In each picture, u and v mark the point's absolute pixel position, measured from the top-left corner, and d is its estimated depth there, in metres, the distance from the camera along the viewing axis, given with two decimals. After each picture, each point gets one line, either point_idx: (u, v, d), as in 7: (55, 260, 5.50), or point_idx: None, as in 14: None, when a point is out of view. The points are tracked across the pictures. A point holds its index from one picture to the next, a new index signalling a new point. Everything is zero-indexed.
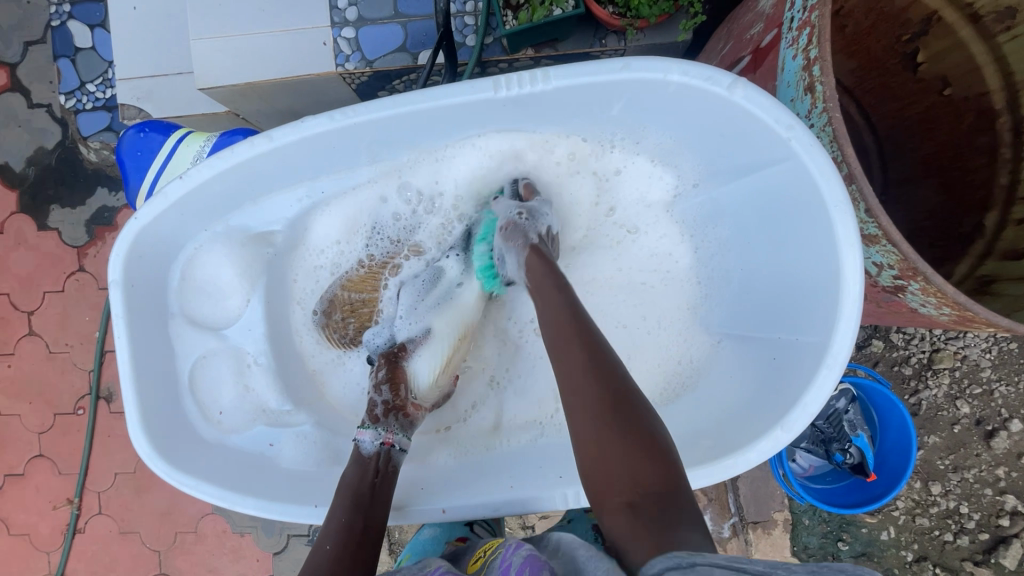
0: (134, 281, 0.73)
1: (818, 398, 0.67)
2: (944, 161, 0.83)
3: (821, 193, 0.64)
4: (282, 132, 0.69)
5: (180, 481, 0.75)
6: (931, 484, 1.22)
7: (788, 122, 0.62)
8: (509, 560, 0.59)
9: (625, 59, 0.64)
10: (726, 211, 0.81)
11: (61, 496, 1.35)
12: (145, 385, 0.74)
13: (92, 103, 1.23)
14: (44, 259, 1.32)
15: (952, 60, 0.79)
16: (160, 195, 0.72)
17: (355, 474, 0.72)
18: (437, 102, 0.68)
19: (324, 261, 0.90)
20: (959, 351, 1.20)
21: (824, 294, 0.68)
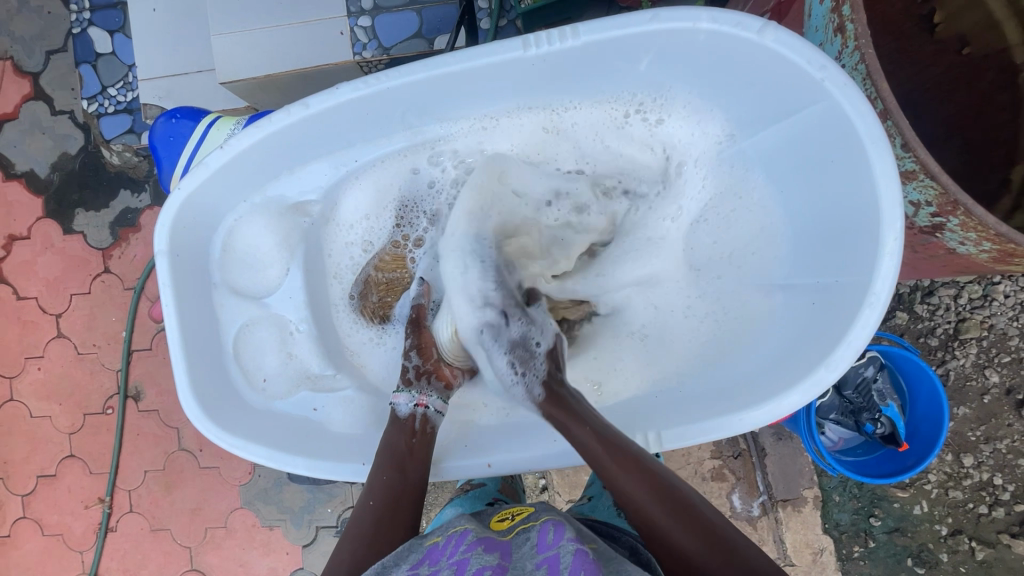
0: (179, 251, 0.75)
1: (862, 333, 0.67)
2: (968, 119, 0.82)
3: (855, 128, 0.64)
4: (318, 99, 0.71)
5: (230, 442, 0.77)
6: (963, 456, 1.20)
7: (822, 62, 0.63)
8: (552, 569, 0.55)
9: (654, 11, 0.67)
10: (772, 159, 0.78)
11: (92, 496, 1.36)
12: (195, 351, 0.77)
13: (113, 106, 1.27)
14: (70, 262, 1.35)
15: (969, 17, 0.80)
16: (200, 166, 0.73)
17: (394, 432, 0.77)
18: (470, 64, 0.70)
19: (355, 237, 0.88)
20: (986, 319, 1.18)
21: (867, 234, 0.68)
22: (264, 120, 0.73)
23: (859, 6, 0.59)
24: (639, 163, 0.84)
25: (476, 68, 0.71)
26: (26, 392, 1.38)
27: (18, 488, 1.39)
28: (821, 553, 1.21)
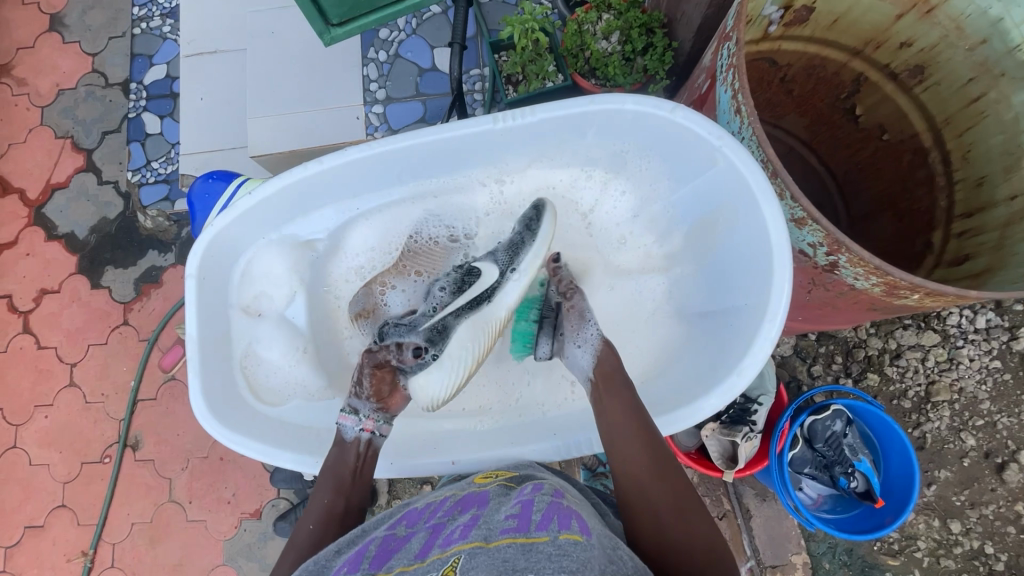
0: (206, 276, 0.84)
1: (760, 351, 0.73)
2: (896, 195, 0.94)
3: (747, 182, 0.71)
4: (330, 157, 0.83)
5: (233, 440, 0.82)
6: (950, 522, 1.19)
7: (718, 132, 0.71)
8: (525, 506, 0.60)
9: (590, 97, 0.78)
10: (686, 208, 0.89)
11: (76, 548, 1.36)
12: (208, 362, 0.83)
13: (154, 177, 1.45)
14: (92, 314, 1.46)
15: (884, 110, 0.93)
16: (230, 209, 0.84)
17: (337, 453, 0.82)
18: (453, 132, 0.81)
19: (359, 266, 0.99)
20: (955, 382, 1.24)
21: (761, 265, 0.74)
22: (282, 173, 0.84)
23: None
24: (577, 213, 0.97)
25: (457, 135, 0.82)
26: (29, 440, 1.42)
27: (5, 539, 1.40)
28: None
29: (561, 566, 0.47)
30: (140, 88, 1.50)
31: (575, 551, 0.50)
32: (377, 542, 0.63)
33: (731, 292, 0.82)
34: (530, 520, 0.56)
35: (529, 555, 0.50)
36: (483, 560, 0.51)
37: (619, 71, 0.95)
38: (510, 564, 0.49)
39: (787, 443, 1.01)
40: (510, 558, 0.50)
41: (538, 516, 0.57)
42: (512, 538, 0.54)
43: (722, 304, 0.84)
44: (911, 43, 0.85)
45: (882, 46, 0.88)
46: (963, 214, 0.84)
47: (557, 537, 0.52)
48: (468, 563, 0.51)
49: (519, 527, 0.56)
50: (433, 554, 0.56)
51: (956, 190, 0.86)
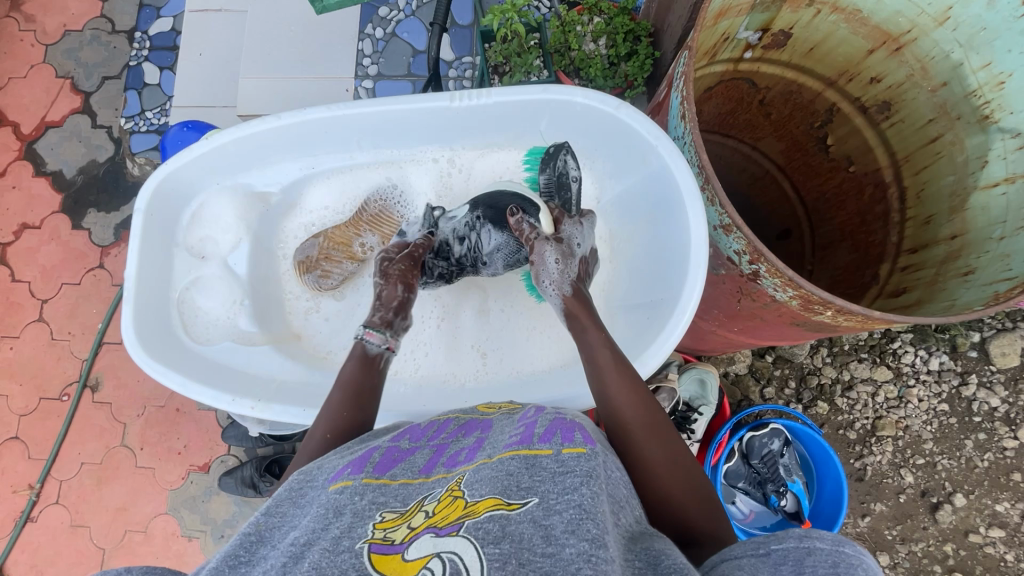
0: (154, 212, 0.86)
1: (664, 347, 0.74)
2: (855, 226, 0.97)
3: (677, 182, 0.73)
4: (289, 114, 0.85)
5: (148, 365, 0.82)
6: (879, 554, 1.22)
7: (655, 131, 0.75)
8: (528, 424, 0.56)
9: (545, 85, 0.82)
10: (626, 206, 0.91)
11: (23, 481, 1.37)
12: (144, 292, 0.86)
13: (147, 126, 1.46)
14: (69, 254, 1.47)
15: (852, 142, 0.96)
16: (186, 150, 0.86)
17: (355, 368, 0.70)
18: (408, 105, 0.85)
19: (310, 221, 1.00)
20: (901, 420, 1.26)
21: (680, 263, 0.76)
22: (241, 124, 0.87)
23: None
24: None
25: (411, 108, 0.86)
26: None
27: None
28: None
29: (564, 483, 0.44)
30: (144, 38, 1.52)
31: (579, 464, 0.46)
32: (380, 450, 0.57)
33: (655, 290, 0.83)
34: (532, 436, 0.53)
35: (533, 470, 0.47)
36: (488, 473, 0.48)
37: (600, 73, 0.98)
38: (514, 478, 0.46)
39: (723, 456, 1.04)
40: (512, 471, 0.47)
41: (541, 430, 0.53)
42: (513, 451, 0.50)
43: (642, 302, 0.85)
44: (880, 79, 0.88)
45: (854, 79, 0.91)
46: (909, 250, 0.87)
47: (559, 452, 0.48)
48: (474, 477, 0.49)
49: (522, 442, 0.52)
50: (439, 473, 0.54)
51: (907, 226, 0.88)
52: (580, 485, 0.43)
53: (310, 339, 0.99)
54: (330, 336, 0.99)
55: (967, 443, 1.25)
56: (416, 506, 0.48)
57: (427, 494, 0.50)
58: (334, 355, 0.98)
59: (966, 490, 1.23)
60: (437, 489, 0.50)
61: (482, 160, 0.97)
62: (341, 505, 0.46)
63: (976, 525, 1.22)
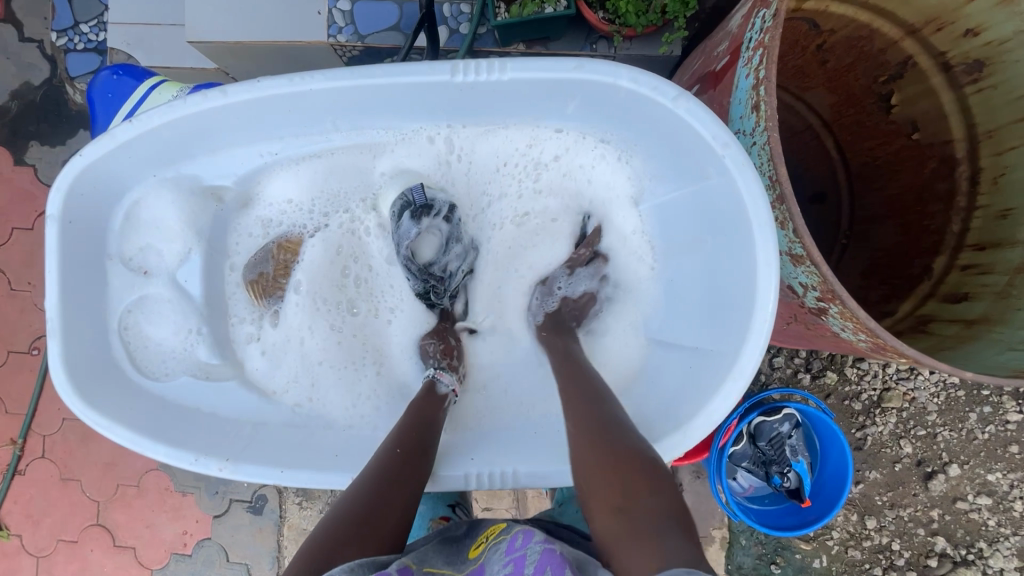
0: (73, 219, 0.72)
1: (723, 405, 0.68)
2: (906, 204, 0.85)
3: (748, 208, 0.62)
4: (237, 89, 0.69)
5: (89, 416, 0.73)
6: (867, 518, 1.24)
7: (724, 139, 0.61)
8: (518, 564, 0.57)
9: (579, 60, 0.66)
10: (671, 220, 0.81)
11: (5, 436, 1.33)
12: (73, 320, 0.74)
13: (84, 44, 1.23)
14: (16, 194, 1.31)
15: (923, 105, 0.81)
16: (106, 137, 0.70)
17: (421, 399, 0.78)
18: (392, 80, 0.68)
19: (267, 218, 0.86)
20: (908, 392, 1.23)
21: (741, 308, 0.69)
22: (176, 101, 0.70)
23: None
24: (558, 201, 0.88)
25: (400, 84, 0.69)
26: None
27: None
28: None
29: None
30: None
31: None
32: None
33: (705, 330, 0.75)
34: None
35: None
36: None
37: (632, 7, 0.80)
38: None
39: (730, 440, 1.01)
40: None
41: (532, 569, 0.55)
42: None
43: (693, 339, 0.77)
44: (980, 32, 0.72)
45: (944, 28, 0.75)
46: (974, 244, 0.78)
47: None
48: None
49: None
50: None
51: (973, 215, 0.79)
52: None
53: (256, 367, 0.86)
54: (271, 372, 0.86)
55: (971, 416, 1.23)
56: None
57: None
58: (283, 393, 0.86)
59: (961, 460, 1.23)
60: None
61: (505, 148, 0.84)
62: None
63: (964, 493, 1.24)
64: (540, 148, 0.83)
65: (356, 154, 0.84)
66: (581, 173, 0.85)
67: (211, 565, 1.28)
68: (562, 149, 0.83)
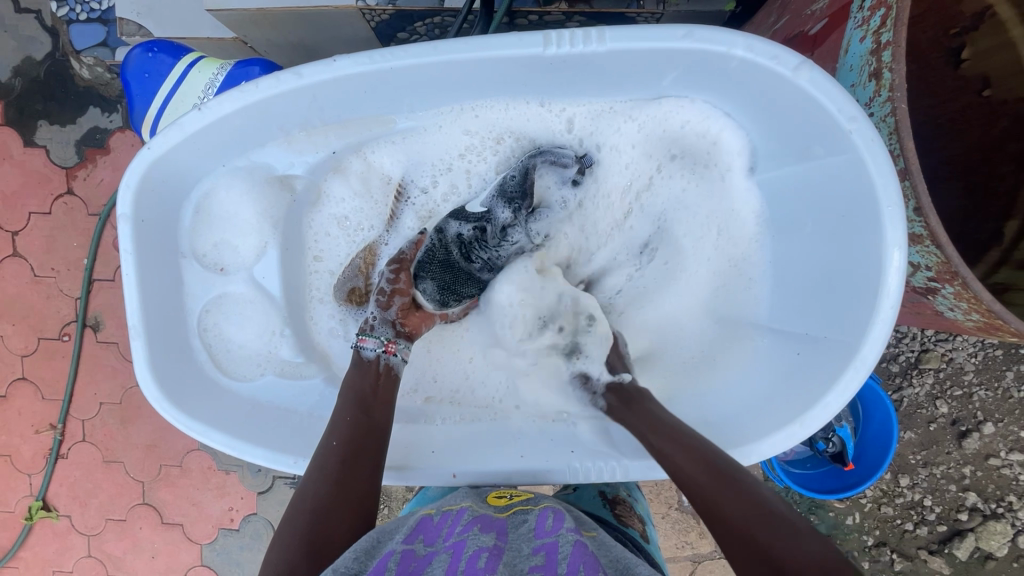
0: (145, 216, 0.71)
1: (842, 399, 0.66)
2: (972, 165, 0.81)
3: (874, 187, 0.62)
4: (312, 69, 0.66)
5: (184, 423, 0.73)
6: (900, 477, 1.27)
7: (852, 112, 0.60)
8: (550, 552, 0.54)
9: (688, 27, 0.63)
10: (772, 201, 0.78)
11: (44, 421, 1.34)
12: (155, 328, 0.73)
13: (86, 14, 1.18)
14: (30, 177, 1.26)
15: (997, 59, 0.78)
16: (175, 125, 0.68)
17: (356, 376, 0.74)
18: (478, 53, 0.65)
19: (343, 216, 0.84)
20: (947, 353, 1.22)
21: (864, 294, 0.66)
22: (246, 85, 0.68)
23: (901, 55, 0.54)
24: (643, 181, 0.83)
25: (486, 58, 0.66)
26: None
27: None
28: None
29: None
30: None
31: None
32: (396, 557, 0.53)
33: (816, 320, 0.73)
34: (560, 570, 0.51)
35: None
36: None
37: None
38: None
39: None
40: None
41: (564, 567, 0.50)
42: None
43: (802, 328, 0.75)
44: None
45: None
46: None
47: None
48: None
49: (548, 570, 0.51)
50: None
51: None
52: None
53: (341, 359, 0.85)
54: None
55: (1008, 374, 1.23)
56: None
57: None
58: None
59: (996, 419, 1.24)
60: None
61: (588, 126, 0.79)
62: None
63: (997, 449, 1.25)
64: (637, 125, 0.78)
65: (438, 136, 0.80)
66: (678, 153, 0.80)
67: (259, 537, 1.31)
68: (650, 127, 0.78)
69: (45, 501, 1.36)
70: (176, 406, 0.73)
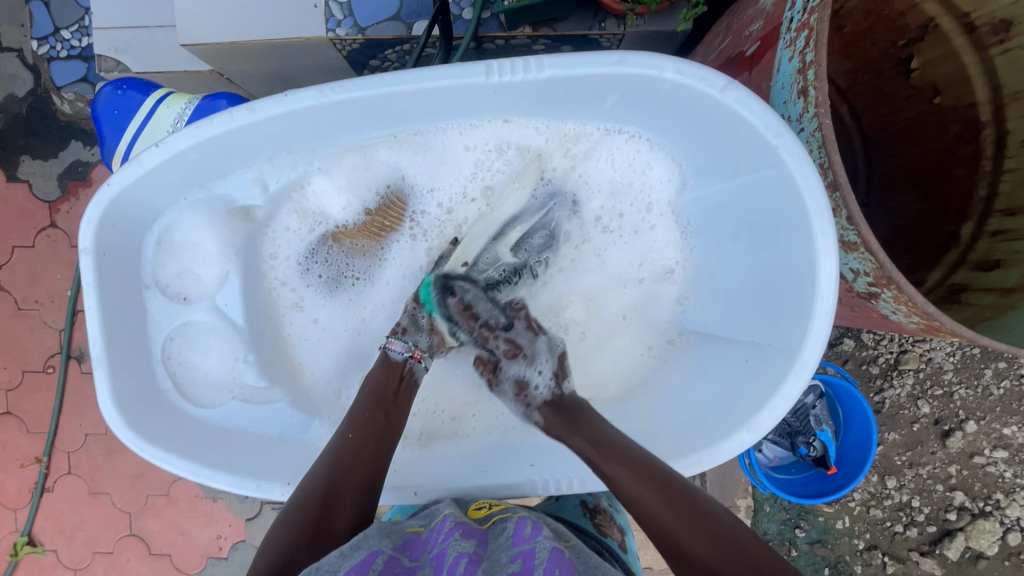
0: (106, 249, 0.71)
1: (785, 401, 0.68)
2: (928, 170, 0.85)
3: (805, 200, 0.64)
4: (266, 104, 0.68)
5: (151, 454, 0.73)
6: (887, 478, 1.27)
7: (778, 129, 0.62)
8: (528, 558, 0.54)
9: (621, 53, 0.65)
10: (718, 214, 0.81)
11: (29, 455, 1.33)
12: (118, 359, 0.73)
13: (66, 51, 1.19)
14: (13, 212, 1.27)
15: (944, 68, 0.80)
16: (133, 163, 0.69)
17: (380, 373, 0.77)
18: (426, 84, 0.67)
19: (316, 229, 0.86)
20: (925, 353, 1.24)
21: (801, 301, 0.69)
22: (204, 122, 0.69)
23: (823, 72, 0.56)
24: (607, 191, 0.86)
25: (434, 88, 0.68)
26: None
27: None
28: None
29: None
30: None
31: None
32: (379, 562, 0.53)
33: (757, 326, 0.76)
34: None
35: None
36: None
37: None
38: None
39: None
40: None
41: (541, 573, 0.51)
42: None
43: (747, 336, 0.77)
44: None
45: None
46: (1002, 209, 0.78)
47: None
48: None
49: None
50: None
51: (1001, 178, 0.79)
52: None
53: (307, 379, 0.87)
54: (332, 381, 0.88)
55: (987, 372, 1.24)
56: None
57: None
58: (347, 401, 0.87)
59: (977, 417, 1.25)
60: None
61: (552, 140, 0.82)
62: None
63: (981, 448, 1.26)
64: (603, 133, 0.81)
65: (416, 156, 0.83)
66: (631, 168, 0.83)
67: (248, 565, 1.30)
68: (613, 140, 0.81)
69: (30, 536, 1.34)
70: (141, 434, 0.73)
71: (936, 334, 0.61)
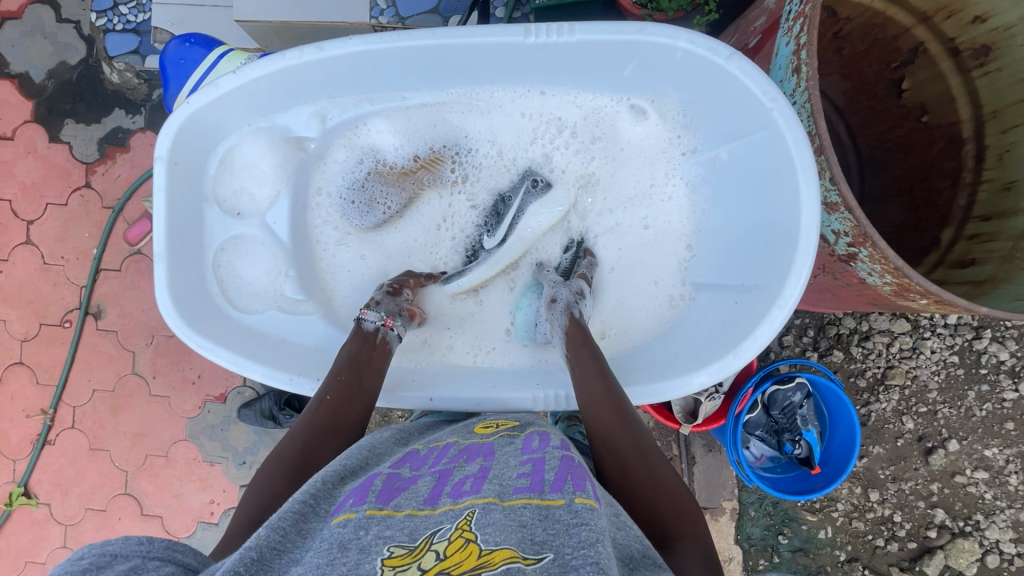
0: (178, 160, 0.79)
1: (768, 333, 0.74)
2: (915, 182, 0.91)
3: (792, 157, 0.71)
4: (332, 45, 0.75)
5: (199, 342, 0.80)
6: (870, 491, 1.30)
7: (773, 93, 0.70)
8: (538, 464, 0.56)
9: (641, 23, 0.73)
10: (718, 180, 0.86)
11: (35, 406, 1.36)
12: (177, 255, 0.80)
13: (122, 24, 1.28)
14: (51, 170, 1.34)
15: (931, 89, 0.88)
16: (211, 84, 0.77)
17: (355, 343, 0.78)
18: (470, 40, 0.76)
19: (360, 168, 0.92)
20: (911, 369, 1.28)
21: (784, 245, 0.75)
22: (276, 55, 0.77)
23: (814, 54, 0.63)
24: (631, 155, 0.91)
25: (476, 45, 0.77)
26: None
27: None
28: (727, 562, 1.31)
29: (580, 536, 0.43)
30: None
31: (593, 517, 0.45)
32: (381, 478, 0.56)
33: (746, 271, 0.81)
34: (543, 485, 0.52)
35: (547, 522, 0.46)
36: (499, 518, 0.47)
37: None
38: (528, 531, 0.45)
39: (747, 407, 1.05)
40: (527, 522, 0.46)
41: (552, 476, 0.53)
42: (523, 500, 0.50)
43: (737, 281, 0.83)
44: (987, 19, 0.78)
45: (953, 16, 0.81)
46: (980, 216, 0.84)
47: (572, 502, 0.47)
48: (483, 519, 0.47)
49: (533, 488, 0.52)
50: (444, 505, 0.51)
51: (979, 190, 0.85)
52: (597, 542, 0.42)
53: (333, 302, 0.92)
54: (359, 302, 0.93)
55: (970, 394, 1.28)
56: (424, 542, 0.46)
57: (431, 531, 0.47)
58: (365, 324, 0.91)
59: (960, 436, 1.29)
60: (444, 525, 0.48)
61: (585, 103, 0.88)
62: (347, 540, 0.46)
63: (963, 467, 1.29)
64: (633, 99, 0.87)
65: (461, 109, 0.89)
66: (652, 133, 0.89)
67: None
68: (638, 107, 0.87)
69: (26, 487, 1.36)
70: (192, 324, 0.79)
71: (906, 297, 0.67)
